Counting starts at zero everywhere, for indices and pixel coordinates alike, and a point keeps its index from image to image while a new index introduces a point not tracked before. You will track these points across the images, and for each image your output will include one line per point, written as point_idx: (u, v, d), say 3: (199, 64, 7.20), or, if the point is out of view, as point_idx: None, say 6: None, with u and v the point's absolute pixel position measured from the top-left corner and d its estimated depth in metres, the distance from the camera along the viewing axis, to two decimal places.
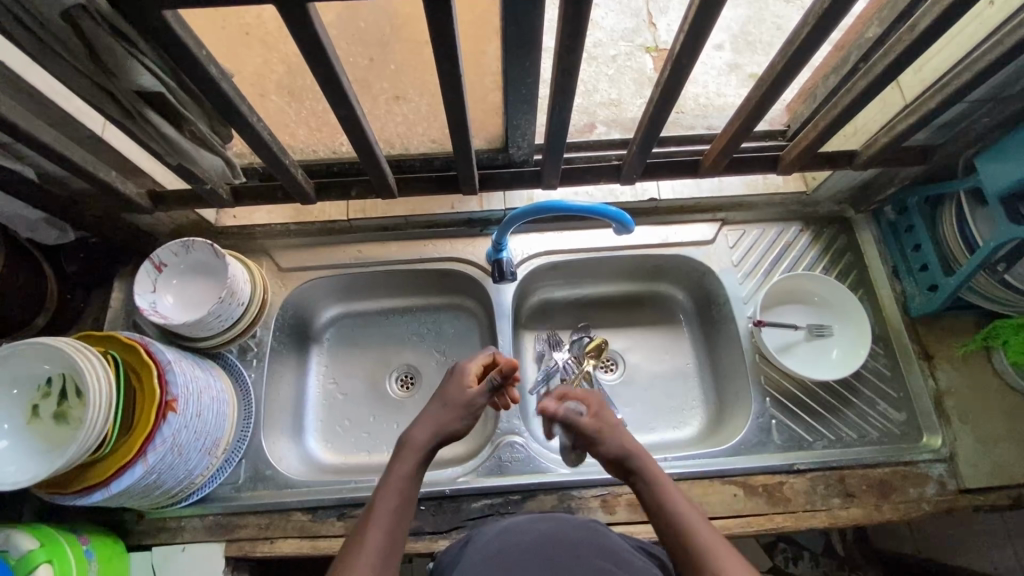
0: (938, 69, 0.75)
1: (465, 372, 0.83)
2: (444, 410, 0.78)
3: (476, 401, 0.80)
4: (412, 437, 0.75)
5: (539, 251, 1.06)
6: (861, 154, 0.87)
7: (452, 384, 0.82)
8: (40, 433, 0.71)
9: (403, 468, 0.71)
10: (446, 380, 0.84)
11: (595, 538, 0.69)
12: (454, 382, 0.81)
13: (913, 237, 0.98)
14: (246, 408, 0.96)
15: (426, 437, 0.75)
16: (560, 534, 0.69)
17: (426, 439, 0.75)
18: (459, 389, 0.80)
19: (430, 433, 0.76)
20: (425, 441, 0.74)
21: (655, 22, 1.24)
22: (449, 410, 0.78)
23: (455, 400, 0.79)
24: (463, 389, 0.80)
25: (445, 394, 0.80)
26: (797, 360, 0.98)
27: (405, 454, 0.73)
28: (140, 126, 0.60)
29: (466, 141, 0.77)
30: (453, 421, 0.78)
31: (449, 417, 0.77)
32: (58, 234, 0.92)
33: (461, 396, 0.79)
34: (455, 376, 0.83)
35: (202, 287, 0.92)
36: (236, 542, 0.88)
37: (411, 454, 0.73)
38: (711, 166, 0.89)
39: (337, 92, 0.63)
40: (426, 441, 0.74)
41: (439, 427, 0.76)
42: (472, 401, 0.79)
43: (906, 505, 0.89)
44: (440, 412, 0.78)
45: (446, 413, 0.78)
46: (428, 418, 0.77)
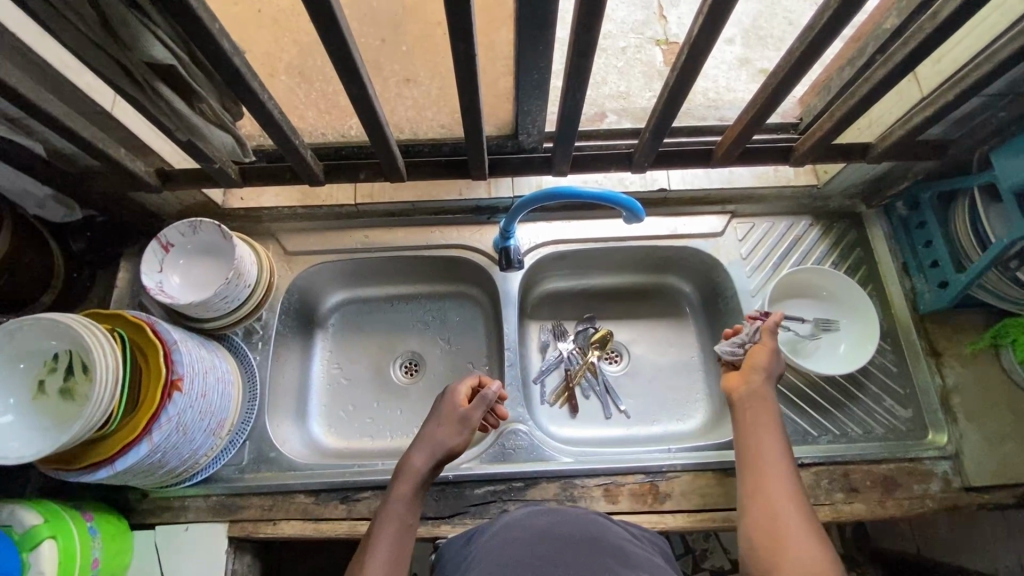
0: (958, 61, 0.74)
1: (455, 393, 0.84)
2: (438, 433, 0.80)
3: (471, 419, 0.81)
4: (409, 464, 0.78)
5: (547, 240, 1.06)
6: (875, 147, 0.86)
7: (445, 405, 0.83)
8: (46, 409, 0.71)
9: (401, 495, 0.74)
10: (438, 402, 0.85)
11: (598, 530, 0.70)
12: (446, 403, 0.83)
13: (924, 232, 0.97)
14: (251, 390, 0.96)
15: (422, 462, 0.78)
16: (563, 525, 0.70)
17: (422, 463, 0.77)
18: (451, 413, 0.82)
19: (425, 458, 0.78)
20: (422, 466, 0.77)
21: (666, 15, 1.23)
22: (441, 432, 0.80)
23: (446, 420, 0.81)
24: (455, 409, 0.82)
25: (437, 416, 0.82)
26: (803, 353, 0.98)
27: (403, 482, 0.76)
28: (149, 100, 0.60)
29: (477, 126, 0.77)
30: (449, 440, 0.79)
31: (445, 438, 0.79)
32: (65, 213, 0.92)
33: (454, 420, 0.81)
34: (444, 398, 0.84)
35: (209, 267, 0.91)
36: (239, 523, 0.88)
37: (408, 481, 0.76)
38: (723, 157, 0.88)
39: (350, 70, 0.62)
40: (422, 466, 0.77)
41: (436, 449, 0.78)
42: (466, 421, 0.81)
43: (910, 501, 0.89)
44: (435, 433, 0.80)
45: (441, 435, 0.79)
46: (423, 441, 0.79)
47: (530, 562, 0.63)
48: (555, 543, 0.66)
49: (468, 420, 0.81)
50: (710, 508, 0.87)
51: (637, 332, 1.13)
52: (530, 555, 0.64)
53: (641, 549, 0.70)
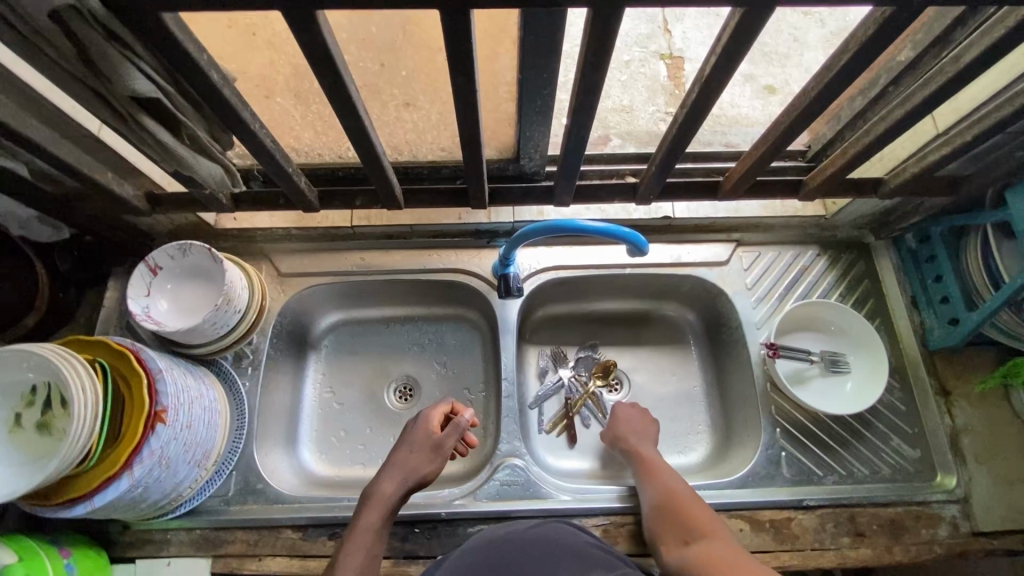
0: (975, 99, 0.71)
1: (425, 421, 0.87)
2: (411, 460, 0.83)
3: (444, 446, 0.84)
4: (378, 491, 0.79)
5: (548, 266, 1.03)
6: (887, 183, 0.83)
7: (416, 432, 0.86)
8: (21, 444, 0.68)
9: (371, 524, 0.76)
10: (411, 426, 0.88)
11: (554, 536, 0.72)
12: (418, 429, 0.85)
13: (934, 267, 0.95)
14: (238, 417, 0.93)
15: (393, 489, 0.80)
16: (519, 534, 0.72)
17: (393, 491, 0.79)
18: (425, 439, 0.85)
19: (397, 485, 0.80)
20: (392, 494, 0.79)
21: (670, 29, 1.20)
22: (415, 459, 0.83)
23: (421, 447, 0.84)
24: (428, 435, 0.85)
25: (409, 444, 0.85)
26: (809, 391, 0.95)
27: (372, 510, 0.77)
28: (135, 131, 0.57)
29: (478, 158, 0.74)
30: (422, 468, 0.82)
31: (417, 465, 0.82)
32: (52, 232, 0.91)
33: (427, 446, 0.84)
34: (413, 425, 0.87)
35: (198, 292, 0.88)
36: (223, 558, 0.85)
37: (378, 510, 0.77)
38: (731, 190, 0.85)
39: (346, 104, 0.60)
40: (393, 494, 0.79)
41: (407, 477, 0.81)
42: (439, 448, 0.84)
43: (918, 547, 0.86)
44: (408, 461, 0.82)
45: (414, 462, 0.82)
46: (395, 468, 0.82)
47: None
48: (507, 555, 0.68)
49: (440, 446, 0.84)
50: None
51: (638, 360, 1.10)
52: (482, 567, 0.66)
53: (601, 548, 0.71)
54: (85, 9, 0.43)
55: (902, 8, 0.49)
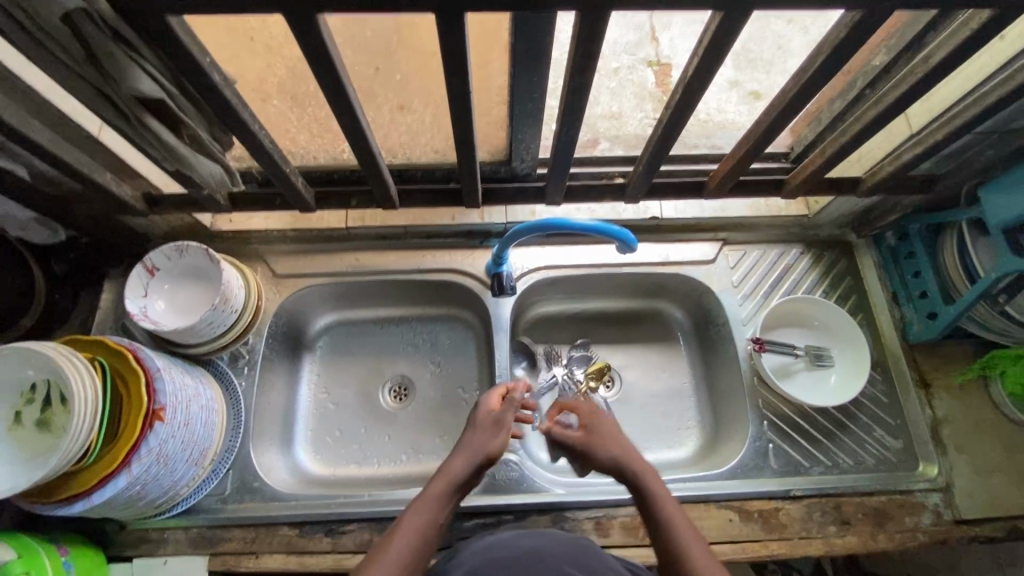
0: (946, 100, 0.75)
1: (490, 402, 0.83)
2: (481, 436, 0.77)
3: (509, 424, 0.80)
4: (448, 466, 0.72)
5: (540, 266, 1.05)
6: (866, 181, 0.87)
7: (482, 410, 0.81)
8: (22, 441, 0.69)
9: (441, 493, 0.68)
10: (471, 410, 0.82)
11: (583, 554, 0.68)
12: (485, 407, 0.81)
13: (913, 263, 0.98)
14: (236, 416, 0.94)
15: (462, 465, 0.73)
16: (546, 548, 0.68)
17: (463, 465, 0.72)
18: (490, 416, 0.80)
19: (465, 461, 0.73)
20: (463, 467, 0.72)
21: (658, 36, 1.22)
22: (485, 436, 0.77)
23: (487, 425, 0.78)
24: (494, 414, 0.80)
25: (477, 422, 0.79)
26: (796, 384, 0.98)
27: (438, 482, 0.70)
28: (138, 131, 0.59)
29: (471, 158, 0.76)
30: (491, 445, 0.76)
31: (487, 441, 0.76)
32: (48, 235, 0.88)
33: (494, 421, 0.79)
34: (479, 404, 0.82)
35: (195, 293, 0.90)
36: (220, 556, 0.85)
37: (444, 482, 0.70)
38: (716, 188, 0.88)
39: (344, 105, 0.62)
40: (464, 468, 0.72)
41: (476, 453, 0.74)
42: (505, 427, 0.79)
43: (902, 535, 0.88)
44: (476, 439, 0.76)
45: (482, 440, 0.76)
46: (464, 447, 0.75)
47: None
48: (534, 565, 0.64)
49: (508, 426, 0.80)
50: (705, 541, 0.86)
51: (629, 357, 1.12)
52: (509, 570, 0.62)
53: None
54: (95, 13, 0.45)
55: (872, 11, 0.52)
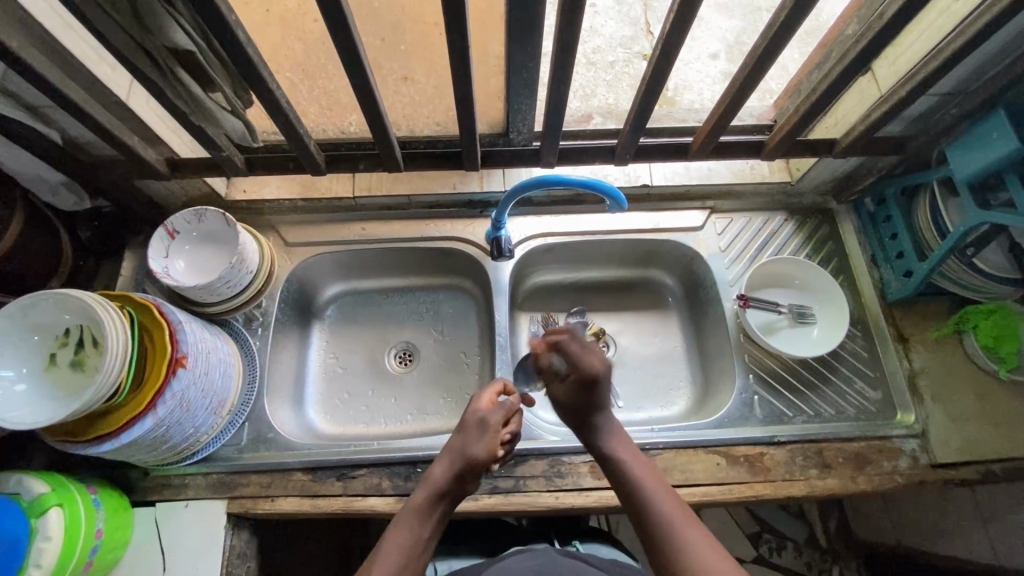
0: (910, 61, 0.81)
1: (479, 401, 0.85)
2: (462, 440, 0.80)
3: (491, 424, 0.81)
4: (429, 475, 0.79)
5: (536, 233, 1.11)
6: (840, 142, 0.93)
7: (468, 410, 0.84)
8: (56, 379, 0.74)
9: (417, 505, 0.75)
10: (464, 409, 0.87)
11: None
12: (471, 403, 0.84)
13: (890, 226, 1.03)
14: (251, 373, 1.00)
15: (441, 473, 0.78)
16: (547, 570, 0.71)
17: (442, 472, 0.78)
18: (473, 410, 0.83)
19: (446, 469, 0.78)
20: (440, 475, 0.77)
21: (652, 31, 1.31)
22: (464, 439, 0.80)
23: (468, 425, 0.82)
24: (478, 412, 0.83)
25: (462, 425, 0.82)
26: (780, 339, 1.03)
27: (420, 493, 0.77)
28: (171, 84, 0.67)
29: (471, 118, 0.82)
30: (470, 447, 0.79)
31: (467, 445, 0.79)
32: (75, 201, 0.96)
33: (475, 417, 0.82)
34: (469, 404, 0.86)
35: (212, 254, 0.96)
36: (238, 499, 0.91)
37: (425, 492, 0.76)
38: (700, 149, 0.95)
39: (354, 60, 0.68)
40: (442, 476, 0.77)
41: (455, 457, 0.78)
42: (487, 427, 0.81)
43: (880, 477, 0.93)
44: (456, 443, 0.81)
45: (461, 442, 0.80)
46: (445, 451, 0.81)
47: None
48: None
49: (490, 425, 0.81)
50: (693, 483, 0.92)
51: (623, 323, 1.18)
52: None
53: None
54: None
55: None
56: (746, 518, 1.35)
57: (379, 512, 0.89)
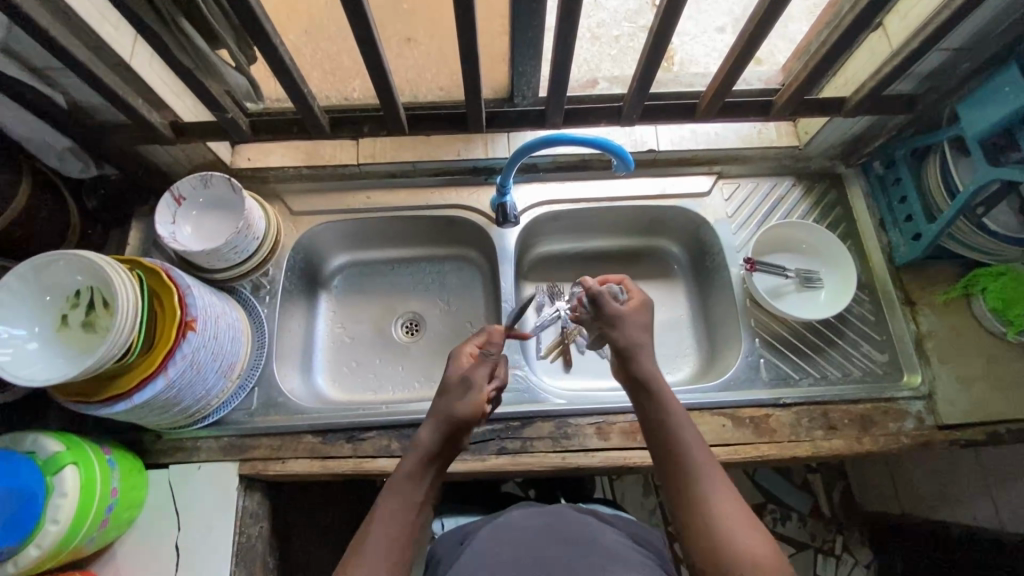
0: (921, 15, 0.80)
1: (458, 356, 0.82)
2: (446, 402, 0.76)
3: (476, 384, 0.77)
4: (419, 438, 0.75)
5: (542, 201, 1.10)
6: (849, 100, 0.92)
7: (449, 370, 0.80)
8: (69, 340, 0.75)
9: (408, 470, 0.72)
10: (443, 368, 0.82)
11: (589, 535, 0.71)
12: (450, 365, 0.80)
13: (900, 189, 1.02)
14: (260, 340, 1.00)
15: (430, 435, 0.74)
16: (554, 530, 0.71)
17: (428, 434, 0.74)
18: (452, 373, 0.79)
19: (434, 430, 0.74)
20: (431, 439, 0.73)
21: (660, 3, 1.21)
22: (449, 401, 0.76)
23: (451, 386, 0.77)
24: (461, 372, 0.80)
25: (443, 385, 0.79)
26: (787, 303, 1.04)
27: (411, 457, 0.73)
28: (174, 35, 0.72)
29: (475, 76, 0.81)
30: (455, 408, 0.75)
31: (450, 404, 0.76)
32: (81, 168, 0.96)
33: (455, 378, 0.78)
34: (449, 362, 0.82)
35: (218, 220, 0.96)
36: (249, 461, 0.92)
37: (416, 456, 0.73)
38: (707, 108, 0.94)
39: (358, 13, 0.67)
40: (432, 439, 0.73)
41: (443, 419, 0.74)
42: (472, 387, 0.77)
43: (885, 438, 0.93)
44: (442, 405, 0.76)
45: (447, 404, 0.76)
46: (433, 414, 0.76)
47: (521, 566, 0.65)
48: (546, 551, 0.67)
49: (473, 383, 0.77)
50: None
51: None
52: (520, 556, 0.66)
53: (633, 550, 0.71)
54: None
55: None
56: (750, 489, 1.36)
57: (389, 472, 0.91)
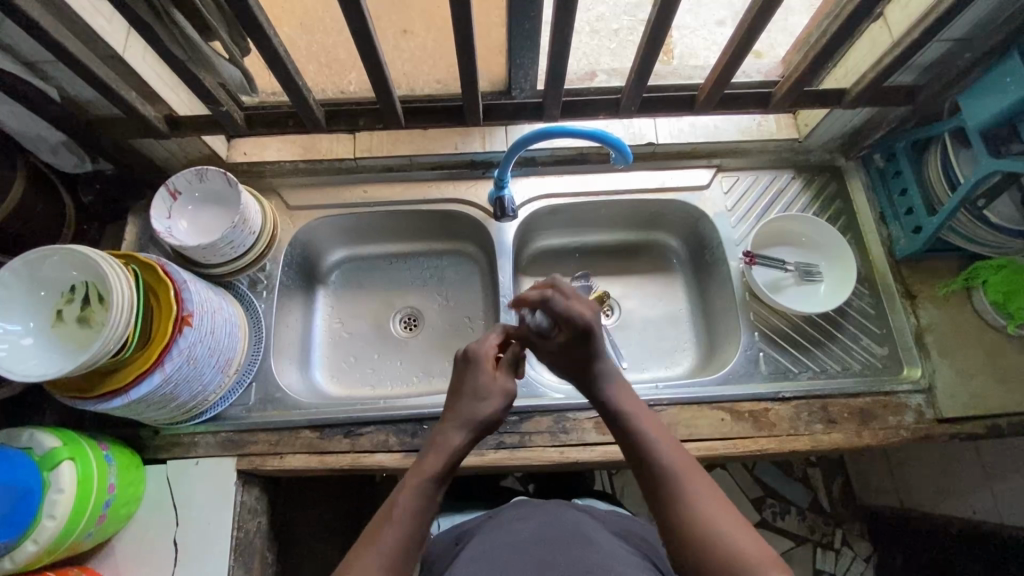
0: (922, 3, 0.79)
1: (488, 356, 0.78)
2: (478, 406, 0.74)
3: (512, 391, 0.77)
4: (443, 438, 0.72)
5: (540, 194, 1.10)
6: (849, 92, 0.91)
7: (480, 373, 0.77)
8: (65, 335, 0.75)
9: (432, 470, 0.69)
10: (464, 364, 0.79)
11: (587, 532, 0.71)
12: (484, 367, 0.77)
13: (900, 181, 1.01)
14: (257, 335, 1.00)
15: (458, 437, 0.72)
16: (552, 527, 0.71)
17: (459, 440, 0.72)
18: (487, 376, 0.77)
19: (463, 433, 0.73)
20: (460, 444, 0.72)
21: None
22: (485, 406, 0.75)
23: (486, 390, 0.76)
24: (493, 376, 0.77)
25: (475, 389, 0.76)
26: (787, 297, 1.03)
27: (434, 457, 0.70)
28: (167, 26, 0.71)
29: (471, 67, 0.80)
30: (489, 413, 0.75)
31: (487, 412, 0.74)
32: (77, 162, 0.95)
33: (492, 382, 0.76)
34: (477, 362, 0.78)
35: (214, 214, 0.96)
36: (247, 457, 0.92)
37: (440, 457, 0.70)
38: (706, 100, 0.93)
39: (353, 4, 0.67)
40: (461, 443, 0.72)
41: (476, 423, 0.74)
42: (506, 394, 0.76)
43: (885, 431, 0.93)
44: (473, 407, 0.74)
45: (481, 408, 0.74)
46: (460, 416, 0.74)
47: (522, 563, 0.64)
48: (543, 549, 0.66)
49: (510, 392, 0.77)
50: (697, 437, 0.92)
51: (628, 286, 1.17)
52: (519, 554, 0.65)
53: (628, 549, 0.71)
54: None
55: None
56: (749, 484, 1.36)
57: (387, 468, 0.91)
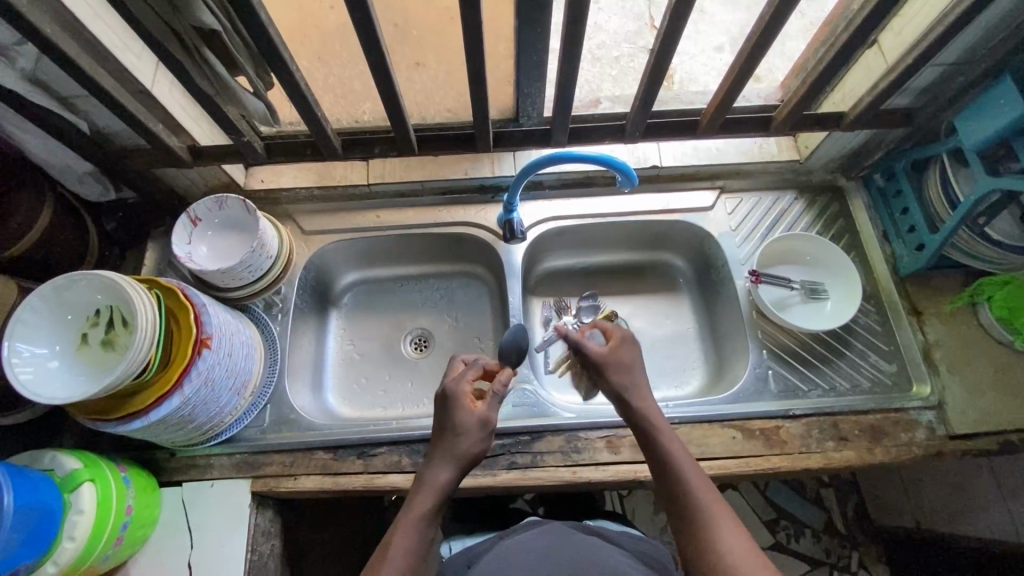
0: (915, 31, 0.82)
1: (465, 393, 0.77)
2: (457, 440, 0.74)
3: (492, 424, 0.76)
4: (432, 475, 0.73)
5: (549, 217, 1.12)
6: (847, 115, 0.94)
7: (458, 410, 0.76)
8: (88, 358, 0.77)
9: (424, 508, 0.70)
10: (442, 398, 0.78)
11: (598, 553, 0.71)
12: (461, 401, 0.76)
13: (901, 201, 1.04)
14: (272, 357, 1.02)
15: (445, 474, 0.73)
16: (562, 548, 0.72)
17: (447, 476, 0.72)
18: (466, 411, 0.76)
19: (449, 469, 0.73)
20: (447, 480, 0.72)
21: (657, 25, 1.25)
22: (463, 440, 0.74)
23: (467, 426, 0.75)
24: (473, 411, 0.76)
25: (456, 422, 0.75)
26: (793, 315, 1.05)
27: (424, 495, 0.71)
28: (194, 62, 0.75)
29: (483, 96, 0.84)
30: (471, 449, 0.74)
31: (467, 447, 0.74)
32: (100, 191, 1.00)
33: (472, 418, 0.75)
34: (456, 398, 0.77)
35: (234, 240, 0.99)
36: (262, 478, 0.93)
37: (431, 495, 0.71)
38: (708, 125, 0.97)
39: (371, 39, 0.70)
40: (447, 480, 0.72)
41: (458, 459, 0.73)
42: (487, 428, 0.75)
43: (898, 448, 0.93)
44: (456, 442, 0.74)
45: (462, 443, 0.74)
46: (444, 451, 0.74)
47: None
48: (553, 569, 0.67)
49: (490, 424, 0.76)
50: (709, 456, 0.93)
51: (635, 306, 1.19)
52: None
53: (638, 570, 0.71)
54: None
55: None
56: (762, 505, 1.35)
57: (400, 488, 0.91)
